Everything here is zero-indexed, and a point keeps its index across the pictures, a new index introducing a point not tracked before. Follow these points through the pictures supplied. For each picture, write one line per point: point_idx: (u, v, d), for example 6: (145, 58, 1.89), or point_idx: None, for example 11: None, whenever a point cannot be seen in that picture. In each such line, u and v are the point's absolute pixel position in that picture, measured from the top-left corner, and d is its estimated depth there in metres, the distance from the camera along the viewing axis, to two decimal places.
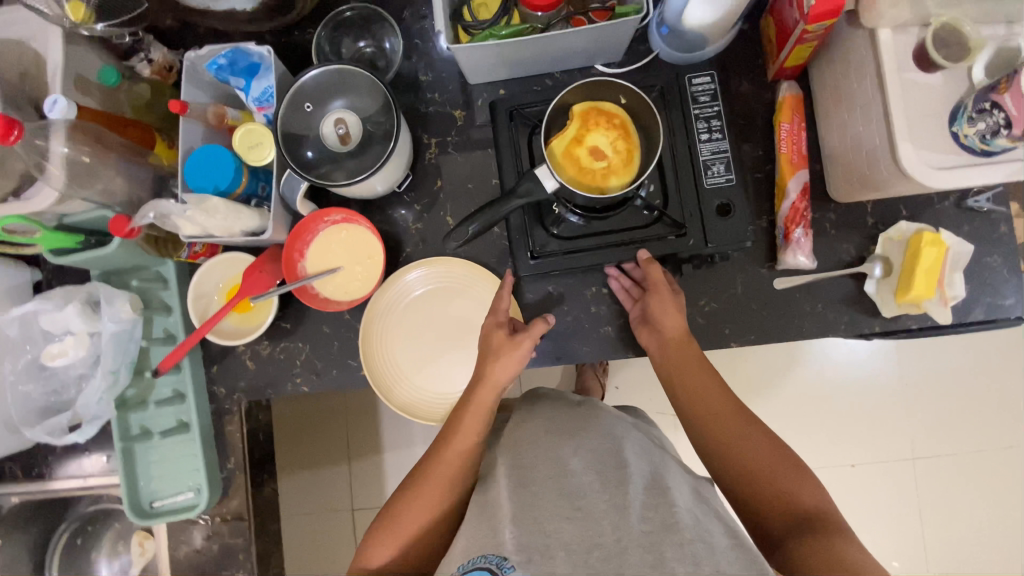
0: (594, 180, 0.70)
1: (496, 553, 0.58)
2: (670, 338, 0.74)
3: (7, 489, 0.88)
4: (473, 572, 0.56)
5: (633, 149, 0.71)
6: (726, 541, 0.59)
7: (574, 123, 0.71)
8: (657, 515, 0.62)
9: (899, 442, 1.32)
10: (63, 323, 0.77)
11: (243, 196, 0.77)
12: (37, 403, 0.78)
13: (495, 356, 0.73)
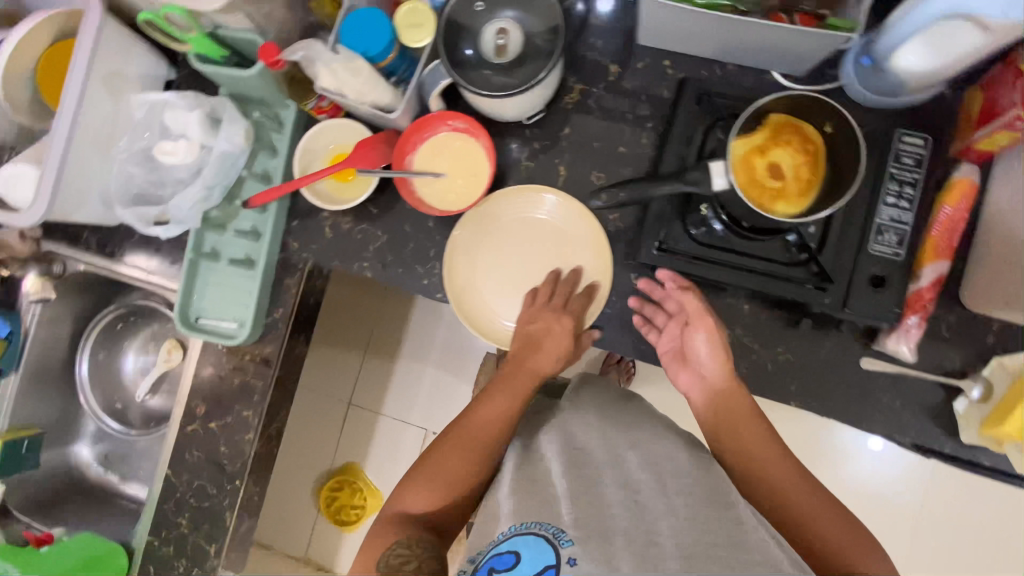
0: (761, 197, 0.65)
1: (551, 521, 0.61)
2: (714, 386, 0.72)
3: (79, 254, 0.93)
4: (529, 536, 0.60)
5: (814, 180, 0.66)
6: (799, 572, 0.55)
7: (762, 132, 0.66)
8: (720, 528, 0.58)
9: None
10: (183, 126, 0.80)
11: (384, 70, 0.76)
12: (134, 187, 0.82)
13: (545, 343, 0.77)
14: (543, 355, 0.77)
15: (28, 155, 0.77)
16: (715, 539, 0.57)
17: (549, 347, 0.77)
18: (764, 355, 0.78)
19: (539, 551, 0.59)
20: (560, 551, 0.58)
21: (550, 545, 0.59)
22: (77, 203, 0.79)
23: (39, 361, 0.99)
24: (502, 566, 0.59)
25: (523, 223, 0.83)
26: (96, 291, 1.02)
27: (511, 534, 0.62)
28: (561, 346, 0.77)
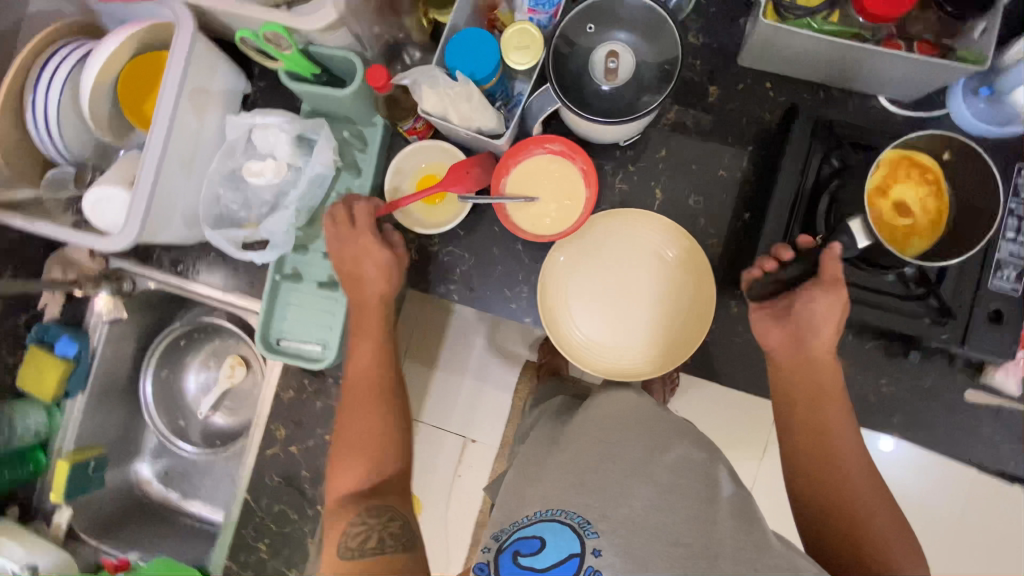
0: (898, 238, 0.67)
1: (576, 509, 0.61)
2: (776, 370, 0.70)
3: (149, 272, 0.90)
4: (551, 522, 0.60)
5: (942, 211, 0.67)
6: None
7: (882, 171, 0.66)
8: (749, 538, 0.58)
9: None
10: (272, 145, 0.78)
11: (486, 93, 0.74)
12: (221, 207, 0.79)
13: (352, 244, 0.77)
14: (368, 270, 0.77)
15: (115, 175, 0.73)
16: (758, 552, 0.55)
17: (373, 271, 0.77)
18: (865, 385, 0.77)
19: (564, 538, 0.59)
20: (585, 542, 0.58)
21: (575, 535, 0.59)
22: (163, 223, 0.76)
23: (105, 379, 0.96)
24: (529, 550, 0.59)
25: (626, 244, 0.80)
26: (161, 306, 1.00)
27: (537, 519, 0.62)
28: (380, 263, 0.77)
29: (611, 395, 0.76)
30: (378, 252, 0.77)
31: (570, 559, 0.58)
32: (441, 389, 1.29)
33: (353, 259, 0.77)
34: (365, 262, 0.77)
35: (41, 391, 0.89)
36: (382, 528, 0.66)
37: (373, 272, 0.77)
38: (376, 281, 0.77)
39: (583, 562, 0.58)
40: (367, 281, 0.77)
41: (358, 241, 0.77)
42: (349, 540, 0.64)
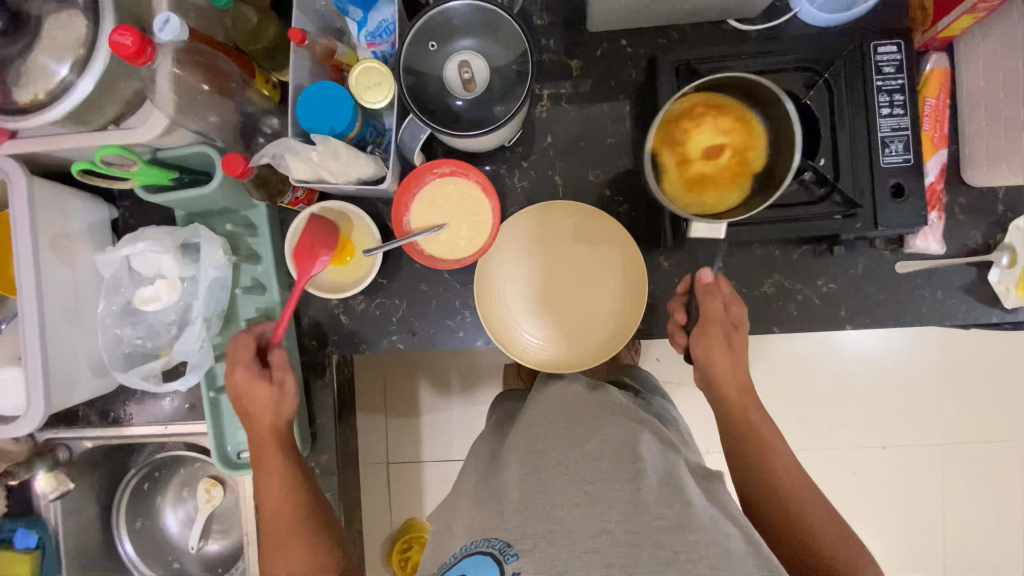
0: (738, 170, 0.67)
1: (497, 536, 0.61)
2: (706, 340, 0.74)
3: (80, 433, 0.84)
4: (474, 556, 0.59)
5: (742, 118, 0.67)
6: (743, 546, 0.56)
7: (668, 154, 0.67)
8: (672, 512, 0.59)
9: (931, 430, 1.29)
10: (156, 266, 0.73)
11: (355, 141, 0.71)
12: (127, 346, 0.75)
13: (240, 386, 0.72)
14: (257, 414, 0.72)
15: (1, 355, 0.68)
16: (664, 522, 0.58)
17: (261, 414, 0.72)
18: (807, 290, 0.80)
19: (484, 568, 0.57)
20: (505, 567, 0.57)
21: (497, 564, 0.57)
22: (72, 385, 0.71)
23: (78, 553, 0.90)
24: None
25: (569, 236, 0.79)
26: (112, 459, 0.94)
27: (462, 555, 0.61)
28: (269, 399, 0.72)
29: (551, 388, 0.78)
30: (276, 392, 0.72)
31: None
32: None
33: (241, 409, 0.73)
34: (258, 412, 0.72)
35: None
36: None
37: (262, 418, 0.72)
38: (261, 423, 0.72)
39: None
40: (260, 427, 0.72)
41: (242, 393, 0.72)
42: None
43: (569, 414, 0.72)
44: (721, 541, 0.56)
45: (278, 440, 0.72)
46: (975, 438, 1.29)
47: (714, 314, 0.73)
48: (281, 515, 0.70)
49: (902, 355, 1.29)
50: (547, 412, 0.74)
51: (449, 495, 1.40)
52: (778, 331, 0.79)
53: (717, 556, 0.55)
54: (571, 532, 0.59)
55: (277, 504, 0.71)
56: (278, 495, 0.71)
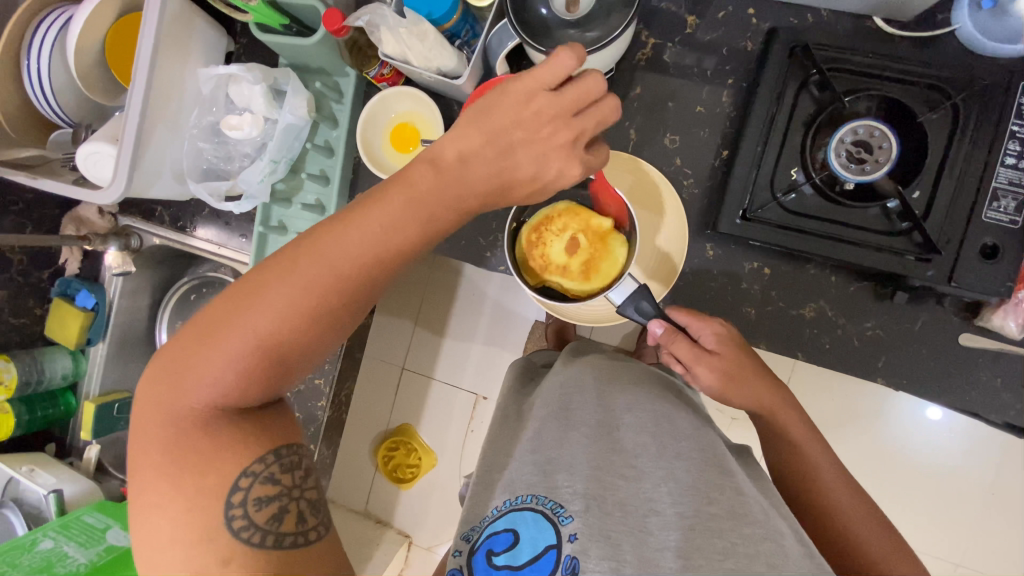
0: (600, 238, 0.73)
1: (547, 495, 0.59)
2: (727, 367, 0.65)
3: (153, 229, 0.95)
4: (524, 513, 0.59)
5: (547, 218, 0.76)
6: (798, 546, 0.50)
7: (553, 276, 0.74)
8: (724, 499, 0.55)
9: (941, 535, 1.20)
10: (246, 99, 0.80)
11: (448, 33, 0.73)
12: (205, 162, 0.83)
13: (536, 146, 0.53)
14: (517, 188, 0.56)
15: (103, 133, 0.76)
16: (716, 509, 0.54)
17: (531, 178, 0.54)
18: (850, 329, 0.74)
19: (542, 530, 0.57)
20: (561, 530, 0.56)
21: (551, 524, 0.57)
22: (151, 179, 0.79)
23: (124, 328, 1.03)
24: (503, 546, 0.58)
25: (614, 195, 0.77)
26: (170, 263, 1.06)
27: (507, 510, 0.60)
28: (534, 178, 0.55)
29: (571, 363, 0.78)
30: (553, 184, 0.56)
31: (548, 551, 0.56)
32: (451, 354, 1.44)
33: (470, 154, 0.54)
34: (550, 169, 0.54)
35: (67, 340, 0.96)
36: (295, 490, 0.53)
37: (460, 168, 0.54)
38: (522, 192, 0.56)
39: (562, 551, 0.55)
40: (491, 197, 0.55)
41: (562, 150, 0.54)
42: (234, 496, 0.49)
43: (607, 379, 0.72)
44: (777, 538, 0.51)
45: (418, 197, 0.53)
46: (988, 566, 1.19)
47: (690, 355, 0.65)
48: (295, 294, 0.51)
49: (955, 458, 1.18)
50: (578, 376, 0.72)
51: (442, 415, 1.46)
52: (803, 358, 0.75)
53: (772, 554, 0.49)
54: (622, 505, 0.57)
55: (302, 276, 0.51)
56: (324, 269, 0.51)
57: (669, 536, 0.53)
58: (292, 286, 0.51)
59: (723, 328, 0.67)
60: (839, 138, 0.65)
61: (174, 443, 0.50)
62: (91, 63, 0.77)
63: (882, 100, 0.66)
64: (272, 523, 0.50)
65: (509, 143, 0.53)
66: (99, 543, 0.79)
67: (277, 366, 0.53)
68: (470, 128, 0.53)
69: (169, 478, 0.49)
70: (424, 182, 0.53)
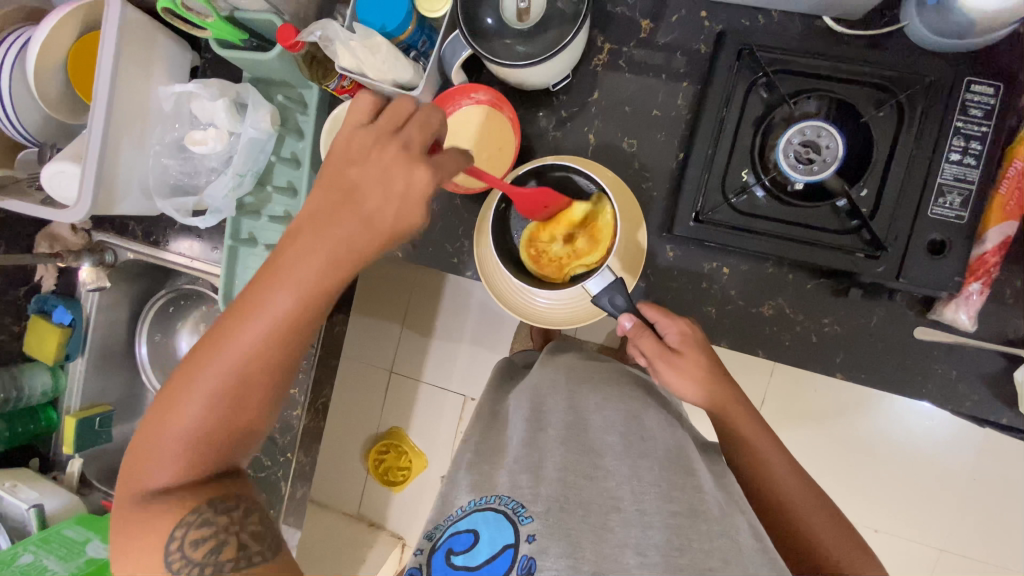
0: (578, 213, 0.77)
1: (510, 494, 0.57)
2: (692, 369, 0.64)
3: (126, 243, 0.97)
4: (485, 513, 0.57)
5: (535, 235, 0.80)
6: (753, 539, 0.52)
7: (580, 266, 0.78)
8: (683, 497, 0.55)
9: (921, 521, 1.21)
10: (210, 114, 0.80)
11: (403, 44, 0.74)
12: (171, 178, 0.84)
13: (381, 175, 0.54)
14: (382, 218, 0.55)
15: (67, 152, 0.77)
16: (677, 507, 0.54)
17: (382, 202, 0.54)
18: (808, 326, 0.75)
19: (501, 529, 0.56)
20: (520, 529, 0.55)
21: (511, 524, 0.55)
22: (117, 196, 0.80)
23: (103, 342, 1.04)
24: (464, 546, 0.57)
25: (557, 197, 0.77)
26: (148, 277, 1.07)
27: (470, 510, 0.59)
28: (388, 197, 0.54)
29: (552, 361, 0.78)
30: (412, 200, 0.54)
31: (506, 550, 0.55)
32: (437, 355, 1.45)
33: (324, 224, 0.55)
34: (396, 182, 0.54)
35: (44, 355, 0.97)
36: (234, 526, 0.55)
37: (338, 224, 0.54)
38: (387, 219, 0.54)
39: (519, 552, 0.54)
40: (356, 243, 0.54)
41: (397, 159, 0.54)
42: (172, 542, 0.53)
43: (577, 381, 0.71)
44: (733, 534, 0.52)
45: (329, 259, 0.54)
46: (968, 550, 1.20)
47: (654, 351, 0.65)
48: (207, 391, 0.54)
49: (937, 446, 1.20)
50: (550, 376, 0.72)
51: (430, 418, 1.46)
52: (763, 355, 0.76)
53: (727, 550, 0.51)
54: (585, 504, 0.57)
55: (208, 377, 0.54)
56: (228, 366, 0.54)
57: (628, 533, 0.54)
58: (204, 386, 0.54)
59: (691, 328, 0.66)
60: (787, 139, 0.66)
61: (132, 506, 0.55)
62: (54, 85, 0.78)
63: (830, 100, 0.67)
64: (209, 558, 0.53)
65: (350, 182, 0.55)
66: (79, 554, 0.80)
67: (221, 434, 0.55)
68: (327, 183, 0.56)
69: (126, 534, 0.54)
70: (311, 243, 0.54)
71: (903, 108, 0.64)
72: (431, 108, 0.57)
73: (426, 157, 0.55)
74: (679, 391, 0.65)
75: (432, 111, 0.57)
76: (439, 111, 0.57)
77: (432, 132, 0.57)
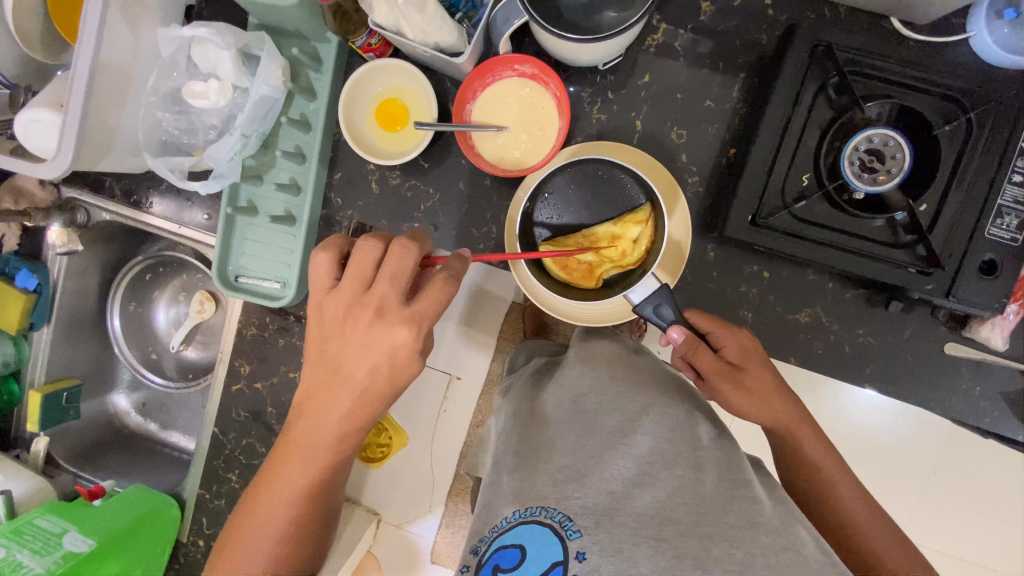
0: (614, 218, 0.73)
1: (557, 506, 0.54)
2: (751, 386, 0.62)
3: (102, 202, 0.85)
4: (532, 527, 0.54)
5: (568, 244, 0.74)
6: (818, 552, 0.50)
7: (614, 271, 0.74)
8: (739, 507, 0.52)
9: None
10: (213, 64, 0.70)
11: (446, 3, 0.66)
12: (164, 133, 0.74)
13: (370, 341, 0.57)
14: (377, 373, 0.57)
15: (45, 96, 0.66)
16: (735, 519, 0.51)
17: (371, 369, 0.57)
18: (841, 336, 0.74)
19: (548, 545, 0.52)
20: (567, 545, 0.52)
21: (558, 539, 0.52)
22: (103, 152, 0.70)
23: (71, 311, 0.94)
24: (510, 561, 0.53)
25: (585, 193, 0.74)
26: (123, 241, 0.96)
27: (516, 522, 0.55)
28: (384, 356, 0.57)
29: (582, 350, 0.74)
30: (400, 359, 0.57)
31: (554, 568, 0.52)
32: None
33: (322, 407, 0.59)
34: (380, 348, 0.57)
35: (6, 324, 0.87)
36: None
37: (352, 393, 0.58)
38: (383, 384, 0.58)
39: (568, 571, 0.51)
40: (358, 415, 0.59)
41: (374, 326, 0.56)
42: None
43: (619, 379, 0.67)
44: (798, 548, 0.49)
45: (351, 416, 0.59)
46: None
47: (714, 367, 0.63)
48: (250, 572, 0.58)
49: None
50: (588, 376, 0.67)
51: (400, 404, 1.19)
52: (794, 362, 0.75)
53: (793, 564, 0.48)
54: (634, 514, 0.53)
55: (266, 544, 0.58)
56: (266, 546, 0.58)
57: (685, 543, 0.50)
58: (261, 548, 0.58)
59: (749, 341, 0.65)
60: (853, 145, 0.63)
61: None
62: (30, 15, 0.66)
63: (895, 108, 0.64)
64: None
65: (341, 349, 0.58)
66: (56, 549, 0.73)
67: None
68: (325, 348, 0.59)
69: None
70: (334, 410, 0.59)
71: (973, 126, 0.61)
72: (400, 245, 0.57)
73: (404, 312, 0.57)
74: (736, 409, 0.63)
75: (402, 249, 0.57)
76: (411, 248, 0.57)
77: (406, 267, 0.57)
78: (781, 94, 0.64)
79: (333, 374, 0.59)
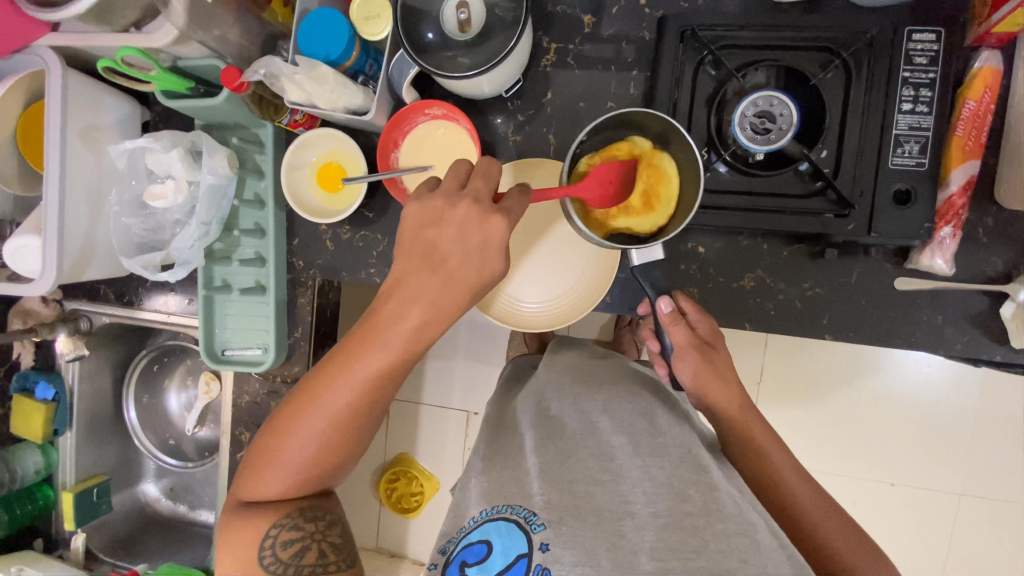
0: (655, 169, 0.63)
1: (523, 504, 0.56)
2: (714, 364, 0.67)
3: (99, 307, 0.94)
4: (497, 522, 0.56)
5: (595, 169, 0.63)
6: (771, 539, 0.51)
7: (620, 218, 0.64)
8: (698, 495, 0.55)
9: (948, 474, 1.15)
10: (166, 166, 0.79)
11: (350, 71, 0.74)
12: (136, 237, 0.82)
13: (461, 228, 0.58)
14: (462, 272, 0.58)
15: (28, 225, 0.76)
16: (691, 507, 0.54)
17: (463, 256, 0.58)
18: (791, 292, 0.75)
19: (514, 538, 0.54)
20: (532, 538, 0.53)
21: (523, 533, 0.54)
22: (86, 261, 0.79)
23: (91, 413, 1.02)
24: (475, 558, 0.55)
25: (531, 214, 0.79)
26: (127, 339, 1.05)
27: (483, 520, 0.57)
28: (472, 250, 0.58)
29: (553, 359, 0.80)
30: (492, 249, 0.58)
31: (520, 560, 0.53)
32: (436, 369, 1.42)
33: (415, 290, 0.59)
34: (474, 236, 0.58)
35: (29, 434, 0.95)
36: (317, 534, 0.65)
37: (443, 280, 0.58)
38: (471, 273, 0.59)
39: (532, 560, 0.52)
40: (446, 303, 0.59)
41: (471, 212, 0.58)
42: (264, 544, 0.62)
43: (582, 382, 0.72)
44: (750, 532, 0.51)
45: (437, 306, 0.59)
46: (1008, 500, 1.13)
47: (687, 344, 0.67)
48: (309, 438, 0.62)
49: (933, 396, 1.15)
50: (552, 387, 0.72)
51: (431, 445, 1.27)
52: (751, 328, 0.76)
53: (746, 549, 0.49)
54: (595, 511, 0.55)
55: (331, 411, 0.61)
56: (329, 414, 0.61)
57: (642, 538, 0.52)
58: (327, 414, 0.61)
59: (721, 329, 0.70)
60: (741, 113, 0.67)
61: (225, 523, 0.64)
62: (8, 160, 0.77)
63: (778, 69, 0.67)
64: (294, 558, 0.63)
65: (431, 244, 0.59)
66: None
67: (344, 447, 0.64)
68: (421, 234, 0.59)
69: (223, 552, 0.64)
70: (422, 300, 0.58)
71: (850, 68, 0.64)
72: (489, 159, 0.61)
73: (496, 205, 0.58)
74: (699, 389, 0.68)
75: (491, 160, 0.61)
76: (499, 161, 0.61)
77: (495, 181, 0.60)
78: (665, 80, 0.68)
79: (425, 262, 0.59)
